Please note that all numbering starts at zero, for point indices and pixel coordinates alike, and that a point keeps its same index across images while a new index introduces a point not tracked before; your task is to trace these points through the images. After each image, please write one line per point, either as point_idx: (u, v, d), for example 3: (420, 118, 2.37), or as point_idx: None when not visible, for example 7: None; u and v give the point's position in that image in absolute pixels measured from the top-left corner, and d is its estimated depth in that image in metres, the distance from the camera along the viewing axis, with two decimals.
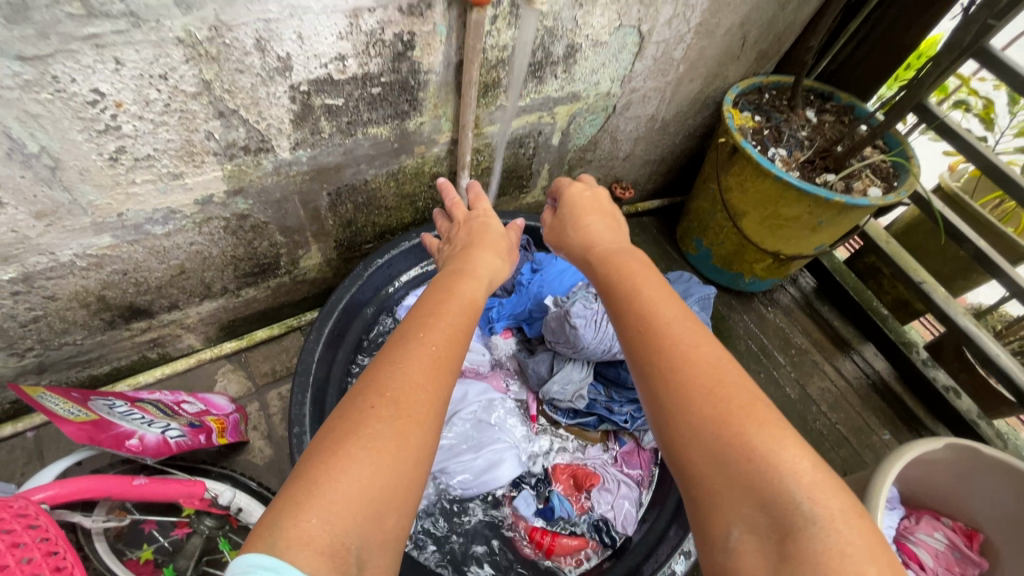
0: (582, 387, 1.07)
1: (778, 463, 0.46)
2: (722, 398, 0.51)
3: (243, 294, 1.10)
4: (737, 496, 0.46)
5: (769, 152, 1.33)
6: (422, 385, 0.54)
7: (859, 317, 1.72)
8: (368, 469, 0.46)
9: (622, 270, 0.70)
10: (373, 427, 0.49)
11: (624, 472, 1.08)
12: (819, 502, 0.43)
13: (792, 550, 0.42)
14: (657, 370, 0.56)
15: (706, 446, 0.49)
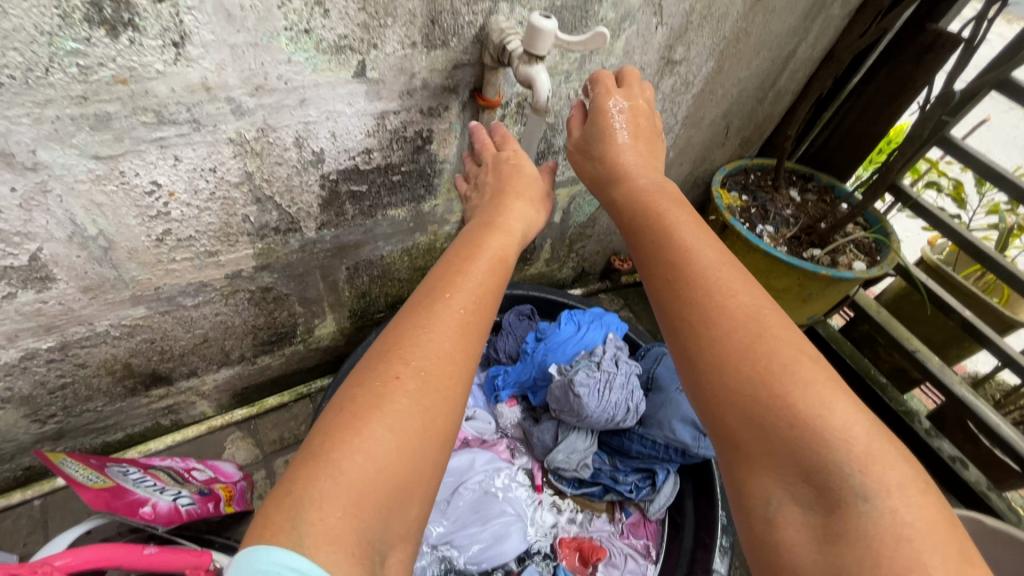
0: (586, 456, 1.08)
1: (825, 429, 0.47)
2: (766, 357, 0.51)
3: (258, 362, 1.15)
4: (783, 467, 0.48)
5: (756, 228, 1.42)
6: (446, 351, 0.59)
7: (859, 386, 1.74)
8: (387, 446, 0.51)
9: (655, 214, 0.68)
10: (393, 402, 0.53)
11: (630, 545, 1.07)
12: (870, 477, 0.44)
13: (839, 524, 0.44)
14: (697, 328, 0.56)
15: (744, 410, 0.51)
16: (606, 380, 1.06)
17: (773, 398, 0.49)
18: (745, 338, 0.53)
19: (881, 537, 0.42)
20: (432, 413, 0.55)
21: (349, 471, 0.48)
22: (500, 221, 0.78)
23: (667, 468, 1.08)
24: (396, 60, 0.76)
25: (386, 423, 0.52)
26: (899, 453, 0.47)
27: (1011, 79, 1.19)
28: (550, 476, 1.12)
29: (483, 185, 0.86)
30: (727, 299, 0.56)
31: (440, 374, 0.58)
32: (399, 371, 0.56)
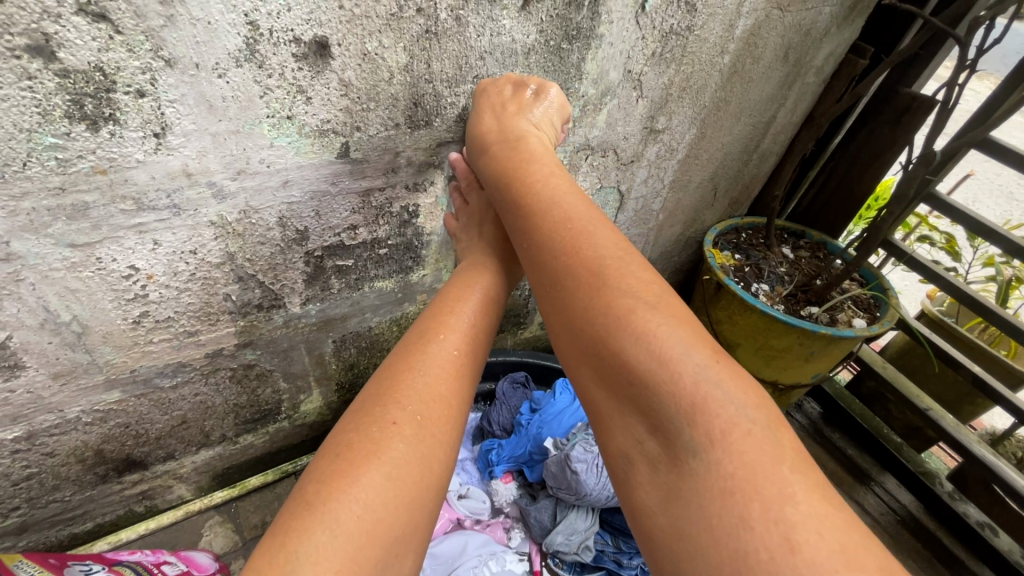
0: (588, 537, 1.01)
1: (664, 391, 0.52)
2: (616, 323, 0.57)
3: (240, 441, 1.10)
4: (639, 429, 0.55)
5: (752, 287, 1.40)
6: (432, 401, 0.74)
7: (873, 446, 1.67)
8: (381, 493, 0.62)
9: (537, 197, 0.71)
10: (395, 446, 0.67)
11: None
12: (705, 428, 0.50)
13: (682, 477, 0.50)
14: (562, 308, 0.63)
15: (605, 380, 0.58)
16: None
17: (621, 364, 0.56)
18: (604, 314, 0.58)
19: (710, 483, 0.48)
20: (423, 458, 0.68)
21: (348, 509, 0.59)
22: (475, 281, 0.91)
23: None
24: (380, 140, 0.77)
25: (383, 471, 0.64)
26: (732, 403, 0.50)
27: (988, 138, 1.22)
28: (549, 560, 1.03)
29: (468, 230, 0.93)
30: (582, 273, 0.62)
31: (426, 423, 0.71)
32: (393, 423, 0.69)
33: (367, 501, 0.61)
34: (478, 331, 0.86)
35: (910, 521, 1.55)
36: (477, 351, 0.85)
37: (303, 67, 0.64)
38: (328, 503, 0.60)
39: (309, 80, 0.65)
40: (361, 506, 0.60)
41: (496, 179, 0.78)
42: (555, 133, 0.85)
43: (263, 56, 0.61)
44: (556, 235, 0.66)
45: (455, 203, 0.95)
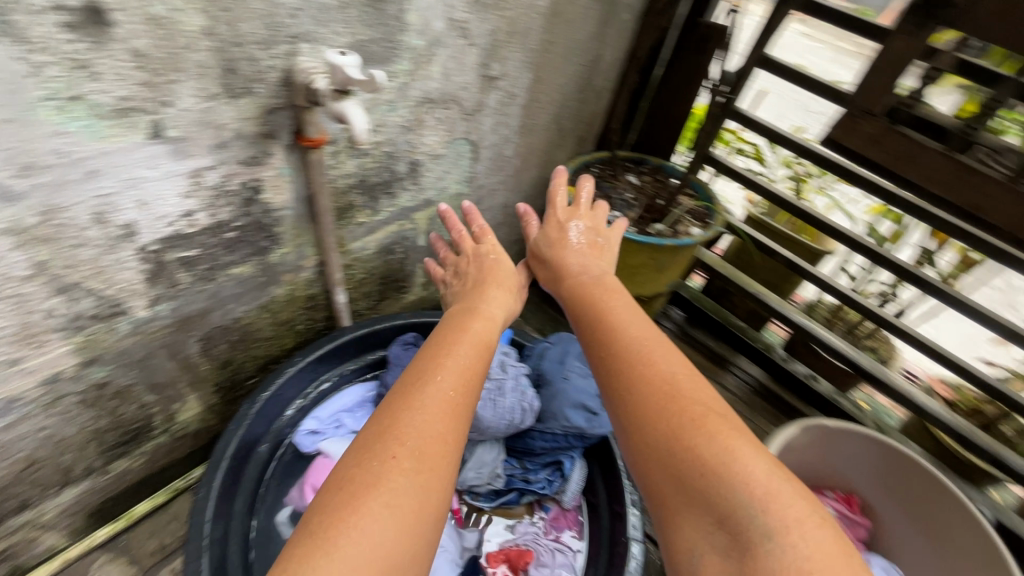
0: (496, 466, 1.09)
1: (729, 484, 0.63)
2: (683, 423, 0.70)
3: (113, 468, 1.01)
4: (703, 517, 0.64)
5: (606, 215, 1.55)
6: (440, 438, 0.69)
7: (726, 334, 1.97)
8: (381, 525, 0.59)
9: (606, 318, 0.93)
10: (396, 479, 0.63)
11: (556, 539, 1.10)
12: (770, 513, 0.61)
13: (749, 561, 0.59)
14: (632, 409, 0.76)
15: (673, 471, 0.67)
16: (497, 388, 1.08)
17: (689, 454, 0.67)
18: (668, 410, 0.72)
19: (781, 569, 0.57)
20: (427, 488, 0.64)
21: (350, 546, 0.56)
22: (480, 308, 1.00)
23: (571, 454, 1.13)
24: (196, 113, 0.72)
25: (384, 501, 0.61)
26: (786, 494, 0.62)
27: (768, 57, 1.44)
28: (468, 496, 1.14)
29: (465, 273, 1.15)
30: (651, 374, 0.78)
31: (428, 450, 0.68)
32: (395, 448, 0.66)
33: (368, 532, 0.58)
34: (482, 364, 0.85)
35: (760, 387, 1.87)
36: (475, 381, 0.81)
37: (78, 38, 0.57)
38: (328, 539, 0.57)
39: (89, 53, 0.58)
40: (359, 541, 0.57)
41: (567, 286, 1.08)
42: (611, 261, 1.17)
43: (20, 27, 0.53)
44: (622, 344, 0.85)
45: (454, 259, 1.20)
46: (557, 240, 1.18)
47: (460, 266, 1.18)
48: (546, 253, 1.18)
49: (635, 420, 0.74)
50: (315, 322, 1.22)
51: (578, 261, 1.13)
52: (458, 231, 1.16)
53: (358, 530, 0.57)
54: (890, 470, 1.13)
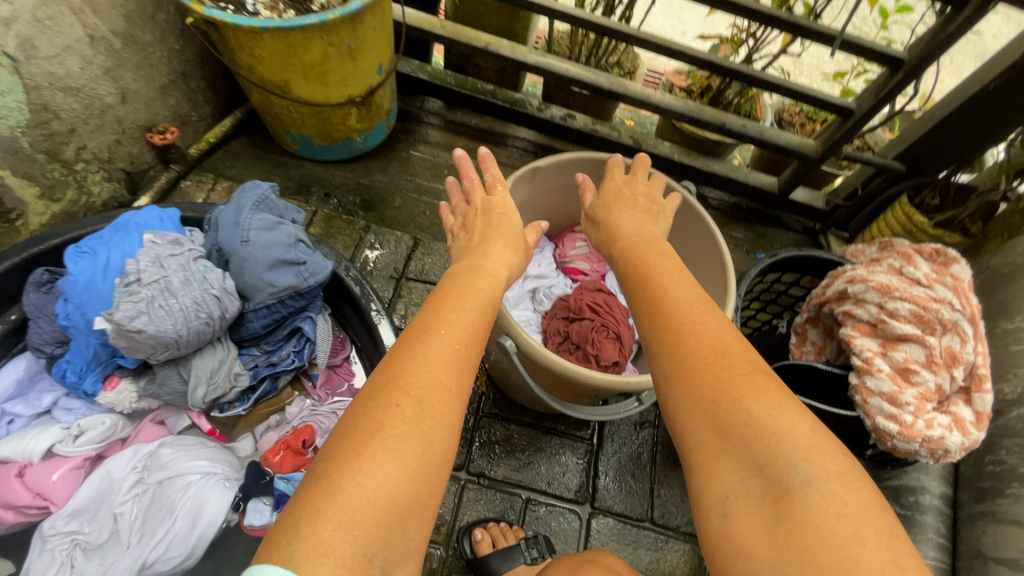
0: (229, 367, 0.94)
1: (776, 429, 0.58)
2: (733, 375, 0.63)
3: None
4: (741, 462, 0.59)
5: (246, 6, 1.15)
6: (443, 385, 0.63)
7: (483, 107, 1.78)
8: (387, 474, 0.55)
9: (645, 266, 0.80)
10: (398, 427, 0.57)
11: (335, 400, 1.03)
12: (813, 464, 0.56)
13: (788, 510, 0.54)
14: (672, 352, 0.68)
15: (711, 416, 0.62)
16: (160, 292, 0.83)
17: (731, 403, 0.61)
18: (708, 358, 0.65)
19: (821, 522, 0.53)
20: (431, 439, 0.59)
21: (356, 489, 0.53)
22: (485, 266, 0.83)
23: (309, 316, 0.98)
24: None
25: (385, 446, 0.56)
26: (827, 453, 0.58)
27: None
28: (219, 410, 0.97)
29: (471, 227, 0.92)
30: (686, 317, 0.70)
31: (436, 405, 0.61)
32: (396, 394, 0.60)
33: (378, 469, 0.54)
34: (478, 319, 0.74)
35: (537, 149, 1.83)
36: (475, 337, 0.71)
37: None
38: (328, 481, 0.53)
39: None
40: (364, 486, 0.53)
41: (620, 248, 0.87)
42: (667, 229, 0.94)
43: None
44: (657, 294, 0.75)
45: (460, 206, 0.96)
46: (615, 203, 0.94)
47: (467, 219, 0.94)
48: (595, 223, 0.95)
49: (677, 367, 0.67)
50: None
51: (628, 222, 0.91)
52: (469, 178, 0.97)
53: (363, 468, 0.54)
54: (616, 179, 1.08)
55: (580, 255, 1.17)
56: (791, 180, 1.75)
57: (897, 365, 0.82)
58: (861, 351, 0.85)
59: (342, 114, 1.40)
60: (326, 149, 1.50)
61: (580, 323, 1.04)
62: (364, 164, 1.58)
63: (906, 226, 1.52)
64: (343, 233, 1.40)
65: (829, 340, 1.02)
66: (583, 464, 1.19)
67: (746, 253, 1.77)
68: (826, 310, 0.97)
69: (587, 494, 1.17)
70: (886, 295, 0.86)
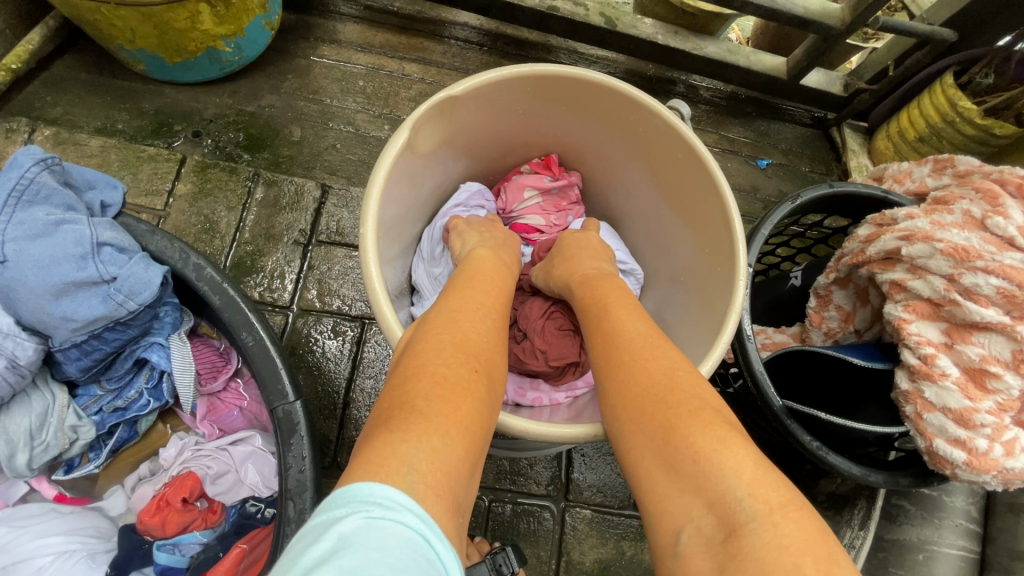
0: (54, 425, 0.68)
1: (720, 447, 0.40)
2: (672, 404, 0.45)
3: None
4: (688, 501, 0.40)
5: None
6: (496, 351, 0.51)
7: None
8: (467, 435, 0.42)
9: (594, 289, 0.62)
10: (477, 388, 0.45)
11: (225, 433, 0.80)
12: (759, 498, 0.37)
13: (734, 551, 0.35)
14: (616, 379, 0.50)
15: (657, 442, 0.44)
16: None
17: (680, 435, 0.42)
18: (652, 389, 0.47)
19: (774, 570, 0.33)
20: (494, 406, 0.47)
21: (452, 447, 0.40)
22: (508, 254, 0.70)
23: (153, 341, 0.70)
24: None
25: (473, 408, 0.44)
26: (785, 477, 0.39)
27: None
28: (65, 469, 0.73)
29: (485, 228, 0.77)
30: (634, 337, 0.53)
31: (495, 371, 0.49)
32: (452, 340, 0.48)
33: (456, 414, 0.42)
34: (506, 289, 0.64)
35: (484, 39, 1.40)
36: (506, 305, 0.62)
37: None
38: (399, 422, 0.40)
39: None
40: (463, 439, 0.41)
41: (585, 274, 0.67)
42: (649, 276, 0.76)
43: None
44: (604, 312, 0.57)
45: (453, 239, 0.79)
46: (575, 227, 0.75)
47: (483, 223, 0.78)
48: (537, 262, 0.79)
49: (623, 399, 0.48)
50: None
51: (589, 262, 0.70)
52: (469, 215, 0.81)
53: (441, 410, 0.42)
54: (567, 101, 0.74)
55: (531, 210, 0.87)
56: (806, 58, 1.38)
57: (967, 364, 0.59)
58: (917, 345, 0.61)
59: (187, 14, 0.98)
60: (183, 66, 1.08)
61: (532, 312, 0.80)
62: (245, 83, 1.18)
63: (948, 116, 1.21)
64: (225, 187, 1.06)
65: (859, 304, 0.78)
66: (554, 453, 1.01)
67: (746, 160, 1.46)
68: (864, 273, 0.72)
69: (560, 487, 0.99)
70: (961, 265, 0.60)
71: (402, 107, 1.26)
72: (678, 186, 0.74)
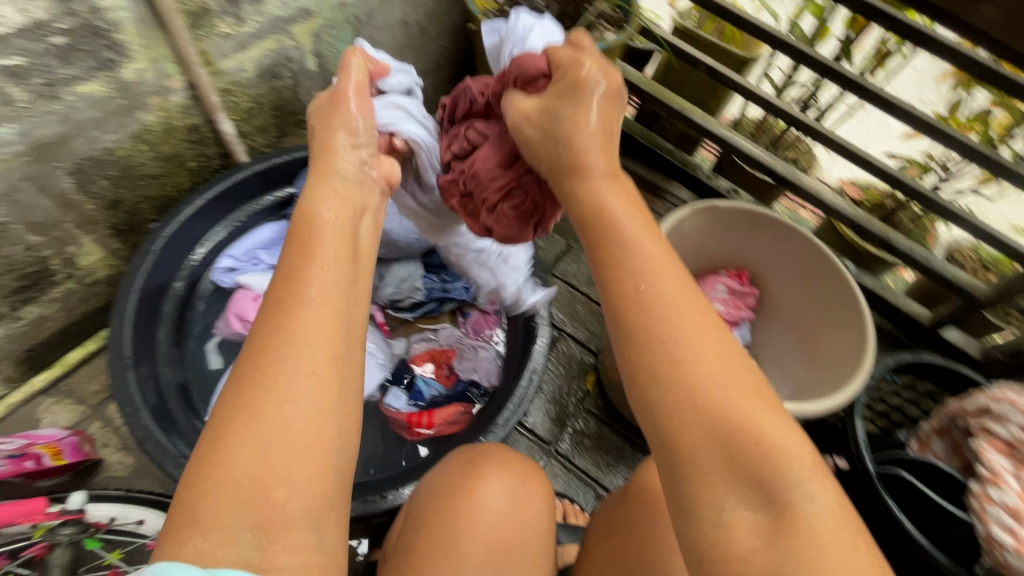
0: (414, 281, 1.16)
1: (776, 438, 0.50)
2: (720, 404, 0.51)
3: (25, 314, 1.01)
4: (735, 479, 0.49)
5: None
6: (276, 343, 0.53)
7: (657, 161, 2.05)
8: (241, 464, 0.47)
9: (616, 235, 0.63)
10: (230, 411, 0.50)
11: (478, 338, 1.19)
12: (809, 480, 0.49)
13: (790, 526, 0.47)
14: (667, 362, 0.53)
15: (718, 432, 0.50)
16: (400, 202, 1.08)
17: (739, 419, 0.50)
18: (701, 391, 0.52)
19: (825, 540, 0.47)
20: (270, 405, 0.50)
21: (226, 476, 0.46)
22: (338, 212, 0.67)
23: None
24: None
25: (231, 439, 0.48)
26: None
27: None
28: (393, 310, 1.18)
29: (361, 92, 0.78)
30: (673, 305, 0.56)
31: (265, 368, 0.51)
32: (273, 366, 0.51)
33: (255, 456, 0.47)
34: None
35: None
36: (363, 280, 0.64)
37: None
38: (203, 480, 0.46)
39: None
40: (238, 460, 0.47)
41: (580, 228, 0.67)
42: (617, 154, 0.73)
43: None
44: (632, 250, 0.61)
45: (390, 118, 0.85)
46: (568, 91, 0.73)
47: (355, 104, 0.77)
48: (511, 116, 0.78)
49: (668, 368, 0.53)
50: (208, 159, 1.16)
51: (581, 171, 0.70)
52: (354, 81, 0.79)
53: (243, 457, 0.47)
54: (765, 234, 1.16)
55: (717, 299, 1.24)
56: (948, 316, 1.68)
57: None
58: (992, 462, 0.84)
59: None
60: None
61: (484, 170, 0.84)
62: None
63: None
64: None
65: (955, 456, 0.99)
66: None
67: None
68: (960, 422, 0.96)
69: None
70: None
71: None
72: (833, 311, 1.10)
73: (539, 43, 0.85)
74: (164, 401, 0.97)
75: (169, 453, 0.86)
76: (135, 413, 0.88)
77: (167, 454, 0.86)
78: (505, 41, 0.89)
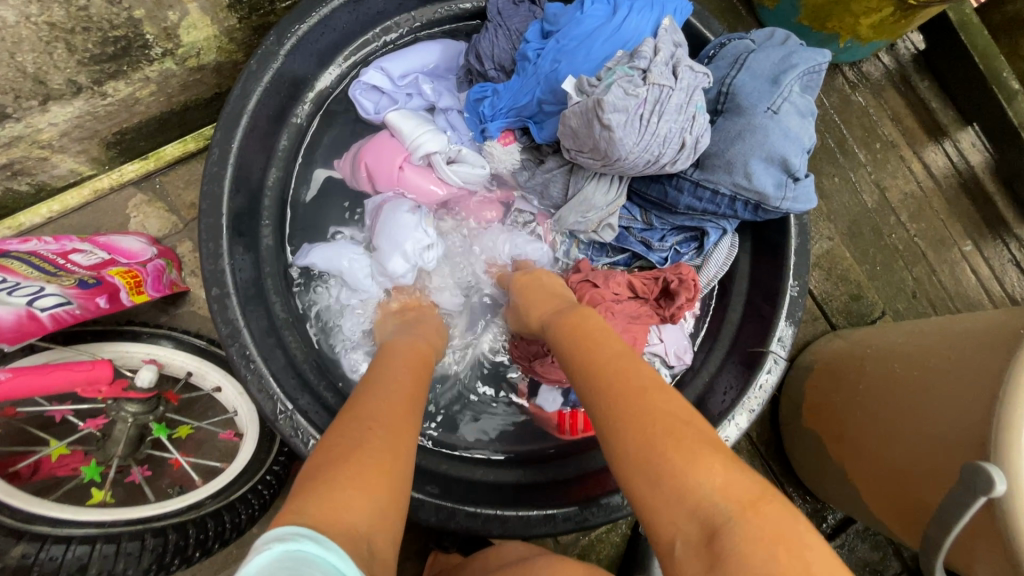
0: (609, 216, 0.78)
1: (693, 471, 0.43)
2: (639, 435, 0.46)
3: (110, 92, 0.74)
4: (674, 513, 0.42)
5: None
6: (394, 401, 0.50)
7: (971, 98, 1.35)
8: (368, 484, 0.41)
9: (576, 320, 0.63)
10: (368, 434, 0.45)
11: None
12: (730, 497, 0.41)
13: (718, 550, 0.39)
14: (611, 387, 0.51)
15: (644, 456, 0.45)
16: (654, 102, 0.65)
17: (659, 448, 0.45)
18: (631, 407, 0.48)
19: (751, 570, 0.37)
20: (398, 450, 0.46)
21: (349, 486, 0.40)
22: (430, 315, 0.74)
23: (722, 227, 0.78)
24: None
25: (356, 455, 0.43)
26: None
27: None
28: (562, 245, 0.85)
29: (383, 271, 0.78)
30: (607, 363, 0.54)
31: (393, 419, 0.48)
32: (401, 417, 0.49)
33: (381, 480, 0.42)
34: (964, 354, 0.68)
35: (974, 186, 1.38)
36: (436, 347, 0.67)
37: None
38: (325, 480, 0.40)
39: None
40: (366, 480, 0.41)
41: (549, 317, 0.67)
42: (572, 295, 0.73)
43: None
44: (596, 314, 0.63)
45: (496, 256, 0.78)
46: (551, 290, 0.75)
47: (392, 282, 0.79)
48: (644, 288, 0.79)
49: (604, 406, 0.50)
50: None
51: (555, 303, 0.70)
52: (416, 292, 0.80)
53: (365, 472, 0.42)
54: None
55: None
56: None
57: None
58: None
59: (871, 7, 1.02)
60: (798, 30, 1.15)
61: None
62: None
63: None
64: None
65: None
66: None
67: None
68: None
69: None
70: None
71: (890, 190, 1.25)
72: None
73: (623, 130, 0.64)
74: (256, 278, 0.73)
75: (254, 369, 0.64)
76: (222, 302, 0.64)
77: (252, 369, 0.64)
78: (582, 113, 0.66)
